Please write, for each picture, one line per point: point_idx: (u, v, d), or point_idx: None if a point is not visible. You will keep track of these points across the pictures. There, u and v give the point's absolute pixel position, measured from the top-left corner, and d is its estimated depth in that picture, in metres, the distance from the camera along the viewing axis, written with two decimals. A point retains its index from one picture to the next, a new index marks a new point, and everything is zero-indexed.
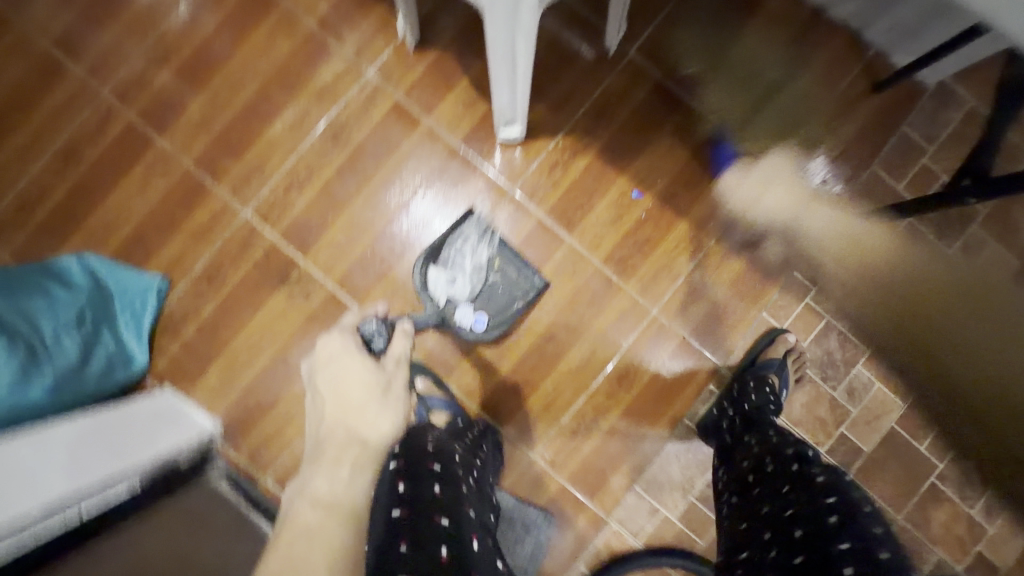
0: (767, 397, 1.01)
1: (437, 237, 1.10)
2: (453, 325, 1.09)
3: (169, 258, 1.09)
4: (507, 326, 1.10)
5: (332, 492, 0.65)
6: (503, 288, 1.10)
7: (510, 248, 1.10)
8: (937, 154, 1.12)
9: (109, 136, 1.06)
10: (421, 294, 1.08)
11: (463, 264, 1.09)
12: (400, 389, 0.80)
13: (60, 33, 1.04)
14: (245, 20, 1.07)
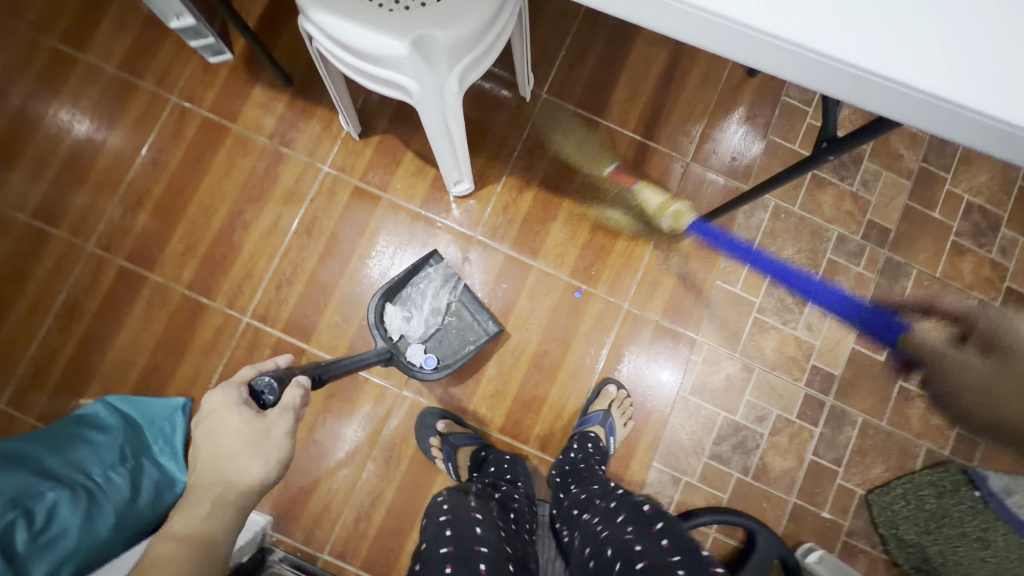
0: (589, 452, 1.02)
1: (398, 275, 1.08)
2: (404, 365, 1.05)
3: (186, 378, 1.08)
4: (456, 365, 1.06)
5: (188, 534, 0.59)
6: (457, 330, 1.10)
7: (471, 294, 1.09)
8: (818, 112, 1.20)
9: (102, 286, 1.09)
10: (375, 328, 1.04)
11: (422, 303, 1.09)
12: (281, 437, 0.68)
13: (39, 207, 1.10)
14: (200, 152, 1.13)
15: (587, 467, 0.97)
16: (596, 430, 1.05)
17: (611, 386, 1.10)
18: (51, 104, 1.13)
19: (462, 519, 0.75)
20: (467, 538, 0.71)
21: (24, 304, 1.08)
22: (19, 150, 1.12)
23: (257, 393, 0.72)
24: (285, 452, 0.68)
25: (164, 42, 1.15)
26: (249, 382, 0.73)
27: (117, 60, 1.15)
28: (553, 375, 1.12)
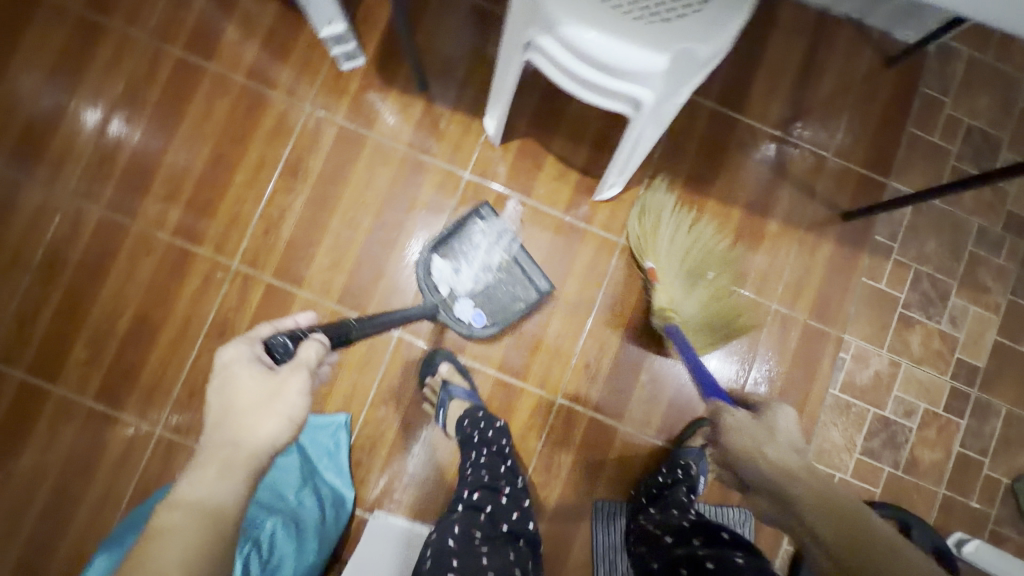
0: (677, 476, 1.00)
1: (447, 229, 1.08)
2: (451, 321, 1.07)
3: (344, 394, 1.07)
4: (506, 324, 1.08)
5: (195, 501, 0.57)
6: (506, 288, 1.09)
7: (525, 252, 1.08)
8: (956, 101, 1.18)
9: (250, 305, 1.08)
10: (425, 281, 1.07)
11: (473, 258, 1.09)
12: (295, 396, 0.64)
13: (179, 224, 1.08)
14: (339, 163, 1.11)
15: (673, 491, 0.97)
16: (689, 461, 1.03)
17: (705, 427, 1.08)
18: (182, 117, 1.10)
19: (500, 555, 0.81)
20: (474, 565, 0.78)
21: (171, 327, 1.06)
22: (153, 167, 1.09)
23: (271, 350, 0.69)
24: (299, 413, 0.65)
25: (293, 48, 1.12)
26: (263, 339, 0.70)
27: (246, 69, 1.11)
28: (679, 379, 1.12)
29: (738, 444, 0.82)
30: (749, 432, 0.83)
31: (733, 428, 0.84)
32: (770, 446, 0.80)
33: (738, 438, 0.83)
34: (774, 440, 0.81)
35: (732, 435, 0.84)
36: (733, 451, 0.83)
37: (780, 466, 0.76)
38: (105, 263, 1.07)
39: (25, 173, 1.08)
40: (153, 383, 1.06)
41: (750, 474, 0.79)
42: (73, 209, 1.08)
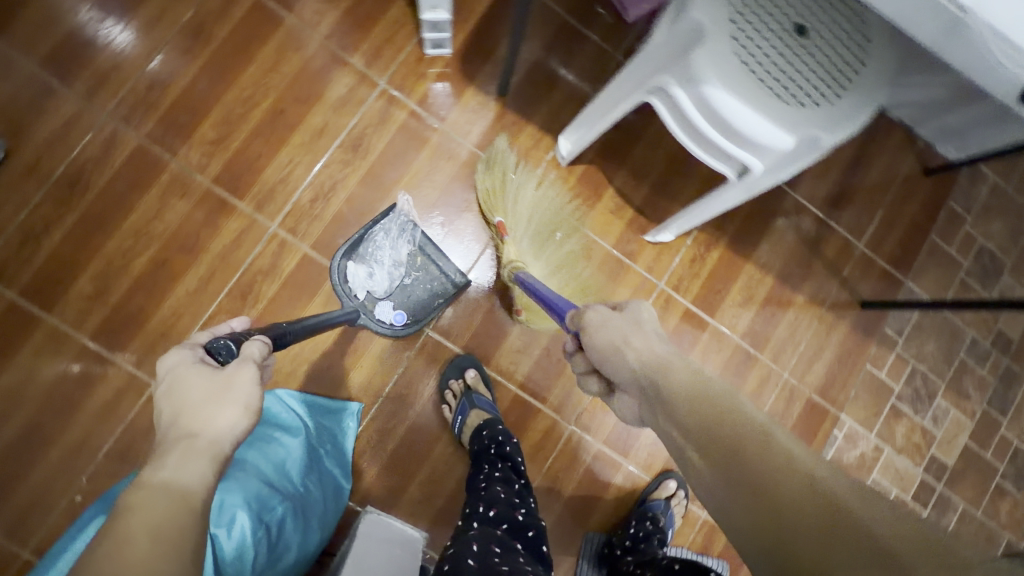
0: (649, 527, 1.02)
1: (355, 232, 1.02)
2: (371, 323, 1.02)
3: (362, 381, 1.05)
4: (428, 322, 1.05)
5: (157, 483, 0.48)
6: (424, 285, 1.05)
7: (435, 246, 1.04)
8: (975, 221, 1.28)
9: (282, 272, 1.03)
10: (339, 289, 1.00)
11: (381, 258, 1.03)
12: (248, 384, 0.58)
13: (224, 173, 1.02)
14: (402, 147, 1.08)
15: (647, 544, 0.98)
16: (659, 515, 1.06)
17: (673, 480, 1.11)
18: (247, 62, 1.04)
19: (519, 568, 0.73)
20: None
21: (193, 279, 1.01)
22: (204, 108, 1.03)
23: (213, 351, 0.62)
24: (258, 400, 0.58)
25: (378, 22, 1.08)
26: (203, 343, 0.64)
27: (325, 30, 1.07)
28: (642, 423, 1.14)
29: (601, 342, 0.66)
30: (614, 326, 0.66)
31: (594, 324, 0.68)
32: (639, 336, 0.64)
33: (599, 335, 0.66)
34: (641, 330, 0.66)
35: (595, 333, 0.67)
36: (598, 354, 0.66)
37: (650, 356, 0.62)
38: (132, 196, 1.00)
39: (62, 82, 1.00)
40: (160, 332, 0.99)
41: (620, 376, 0.63)
42: (108, 131, 1.00)
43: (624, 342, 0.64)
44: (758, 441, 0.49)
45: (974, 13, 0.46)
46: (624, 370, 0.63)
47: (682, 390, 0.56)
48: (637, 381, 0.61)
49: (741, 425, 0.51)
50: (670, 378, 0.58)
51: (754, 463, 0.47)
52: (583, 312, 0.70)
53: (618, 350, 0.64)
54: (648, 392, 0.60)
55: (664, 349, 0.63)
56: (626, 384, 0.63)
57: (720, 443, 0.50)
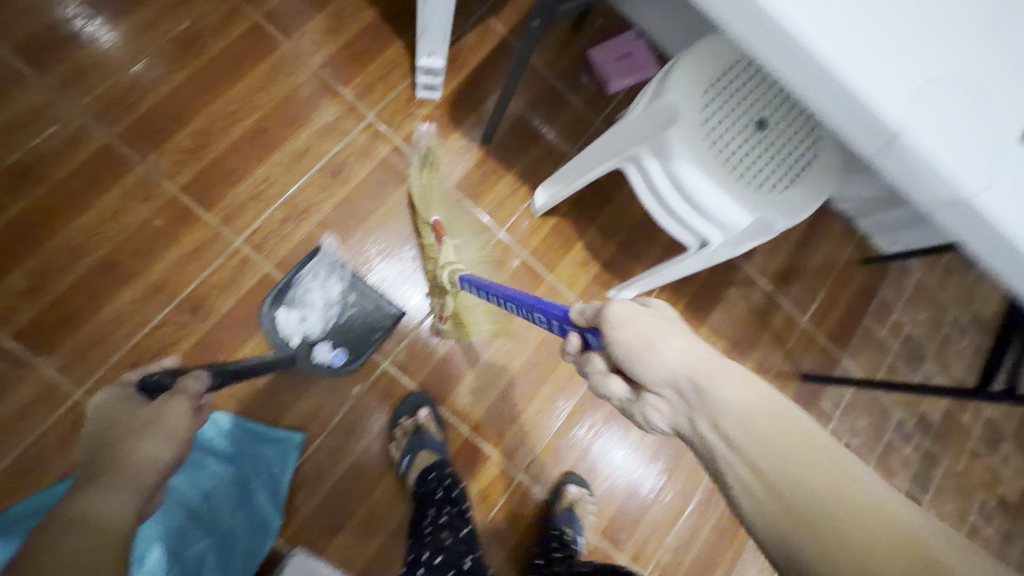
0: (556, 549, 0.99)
1: (281, 280, 1.00)
2: (309, 367, 1.00)
3: (308, 411, 1.01)
4: (367, 356, 1.03)
5: (78, 516, 0.47)
6: (359, 321, 1.04)
7: (366, 283, 1.04)
8: (903, 310, 1.41)
9: (240, 289, 1.00)
10: (272, 337, 0.98)
11: (312, 300, 1.02)
12: (180, 415, 0.58)
13: (194, 183, 1.00)
14: (382, 179, 1.09)
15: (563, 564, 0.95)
16: (566, 530, 1.02)
17: (573, 485, 1.09)
18: (236, 79, 1.05)
19: None
20: None
21: (141, 286, 0.95)
22: (184, 116, 1.02)
23: (147, 388, 0.66)
24: (189, 429, 0.58)
25: (375, 60, 1.12)
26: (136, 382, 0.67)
27: (322, 60, 1.09)
28: (592, 476, 1.13)
29: (633, 339, 0.54)
30: (648, 323, 0.55)
31: (620, 319, 0.55)
32: (677, 334, 0.54)
33: (630, 331, 0.54)
34: (675, 327, 0.55)
35: (625, 328, 0.55)
36: (626, 353, 0.54)
37: (692, 357, 0.52)
38: (89, 194, 0.96)
39: (34, 70, 0.96)
40: (94, 340, 0.92)
41: (659, 379, 0.52)
42: (75, 126, 0.97)
43: (664, 343, 0.53)
44: (834, 485, 0.43)
45: (905, 134, 0.44)
46: (662, 375, 0.52)
47: (747, 412, 0.47)
48: (683, 388, 0.51)
49: (816, 457, 0.44)
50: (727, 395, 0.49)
51: (834, 513, 0.42)
52: (608, 304, 0.57)
53: (654, 348, 0.53)
54: (696, 404, 0.50)
55: (709, 350, 0.53)
56: (663, 390, 0.52)
57: (792, 483, 0.44)
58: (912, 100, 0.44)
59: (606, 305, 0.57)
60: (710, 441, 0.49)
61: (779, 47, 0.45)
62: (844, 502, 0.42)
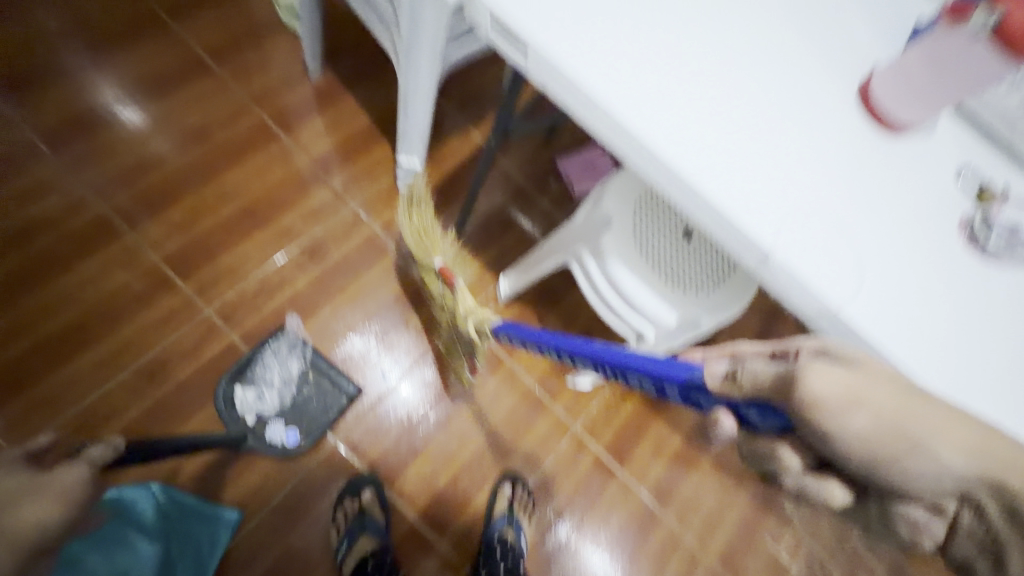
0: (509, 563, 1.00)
1: (241, 358, 1.04)
2: (260, 446, 1.00)
3: (250, 486, 0.99)
4: (320, 436, 1.04)
5: None
6: (315, 400, 1.05)
7: (326, 362, 1.07)
8: None
9: (202, 357, 1.02)
10: (224, 416, 1.00)
11: (270, 378, 1.04)
12: (71, 482, 0.55)
13: (177, 254, 1.07)
14: (356, 260, 1.16)
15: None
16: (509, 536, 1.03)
17: (508, 485, 1.09)
18: (234, 165, 1.16)
19: None
20: None
21: (105, 348, 0.98)
22: (180, 194, 1.11)
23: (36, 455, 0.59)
24: (79, 494, 0.55)
25: (363, 156, 1.25)
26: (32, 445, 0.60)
27: (315, 153, 1.22)
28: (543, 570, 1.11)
29: (867, 428, 0.39)
30: (874, 398, 0.40)
31: (836, 401, 0.39)
32: (916, 413, 0.40)
33: (858, 416, 0.39)
34: (903, 398, 0.40)
35: (849, 412, 0.39)
36: (860, 448, 0.39)
37: (951, 443, 0.39)
38: (75, 259, 1.02)
39: (51, 149, 1.07)
40: (48, 400, 0.94)
41: (918, 480, 0.38)
42: (77, 196, 1.06)
43: (913, 432, 0.38)
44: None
45: (775, 254, 0.53)
46: (917, 473, 0.38)
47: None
48: (954, 490, 0.38)
49: None
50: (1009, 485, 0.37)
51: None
52: (806, 379, 0.39)
53: (903, 438, 0.38)
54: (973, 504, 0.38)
55: (953, 425, 0.40)
56: (926, 493, 0.38)
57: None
58: (778, 228, 0.54)
59: (807, 381, 0.39)
60: (1010, 558, 0.37)
61: (668, 182, 0.56)
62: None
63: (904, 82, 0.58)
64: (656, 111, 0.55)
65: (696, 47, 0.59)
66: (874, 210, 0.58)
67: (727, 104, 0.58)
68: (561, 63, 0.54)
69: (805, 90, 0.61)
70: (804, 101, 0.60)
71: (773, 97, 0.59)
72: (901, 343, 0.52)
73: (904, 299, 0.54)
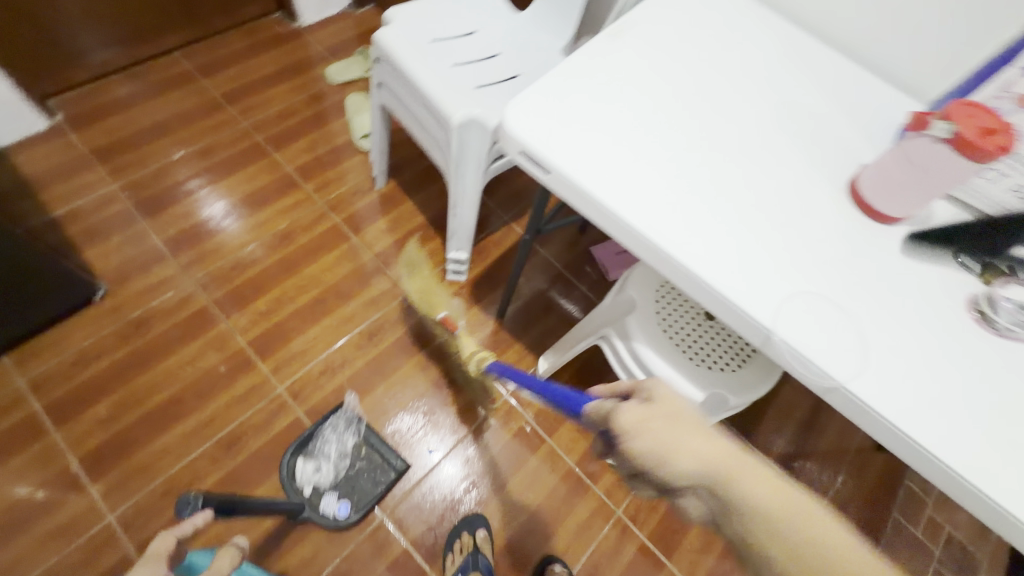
0: None
1: (305, 431, 1.14)
2: (314, 517, 1.06)
3: (302, 557, 1.05)
4: (369, 510, 1.09)
5: None
6: (366, 473, 1.13)
7: (379, 436, 1.16)
8: (938, 505, 1.30)
9: (270, 430, 1.14)
10: (285, 486, 1.08)
11: (328, 451, 1.13)
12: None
13: (259, 338, 1.24)
14: (408, 342, 1.29)
15: None
16: None
17: (556, 566, 1.08)
18: (310, 261, 1.36)
19: None
20: None
21: (192, 421, 1.13)
22: (266, 287, 1.31)
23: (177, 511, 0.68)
24: None
25: (418, 250, 1.42)
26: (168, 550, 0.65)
27: (377, 249, 1.41)
28: None
29: (648, 450, 0.53)
30: (658, 427, 0.53)
31: (630, 429, 0.53)
32: (687, 433, 0.53)
33: (644, 439, 0.53)
34: (684, 421, 0.54)
35: (639, 439, 0.53)
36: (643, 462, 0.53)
37: (708, 455, 0.52)
38: (179, 343, 1.21)
39: (171, 253, 1.32)
40: (142, 466, 1.07)
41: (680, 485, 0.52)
42: (186, 291, 1.27)
43: (676, 453, 0.52)
44: (831, 550, 0.48)
45: (775, 333, 0.59)
46: (681, 478, 0.52)
47: (757, 499, 0.50)
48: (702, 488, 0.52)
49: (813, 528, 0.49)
50: (739, 483, 0.51)
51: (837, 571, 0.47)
52: (617, 415, 0.54)
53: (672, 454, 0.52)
54: (716, 499, 0.52)
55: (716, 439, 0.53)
56: (684, 488, 0.53)
57: (805, 553, 0.48)
58: (777, 309, 0.60)
59: (619, 417, 0.54)
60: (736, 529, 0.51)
61: (672, 271, 0.64)
62: (848, 568, 0.47)
63: (904, 183, 0.64)
64: (658, 213, 0.65)
65: (694, 156, 0.70)
66: (879, 289, 0.63)
67: (724, 204, 0.67)
68: (575, 179, 0.66)
69: (798, 187, 0.69)
70: (798, 197, 0.68)
71: (768, 195, 0.68)
72: (913, 419, 0.55)
73: (912, 375, 0.57)
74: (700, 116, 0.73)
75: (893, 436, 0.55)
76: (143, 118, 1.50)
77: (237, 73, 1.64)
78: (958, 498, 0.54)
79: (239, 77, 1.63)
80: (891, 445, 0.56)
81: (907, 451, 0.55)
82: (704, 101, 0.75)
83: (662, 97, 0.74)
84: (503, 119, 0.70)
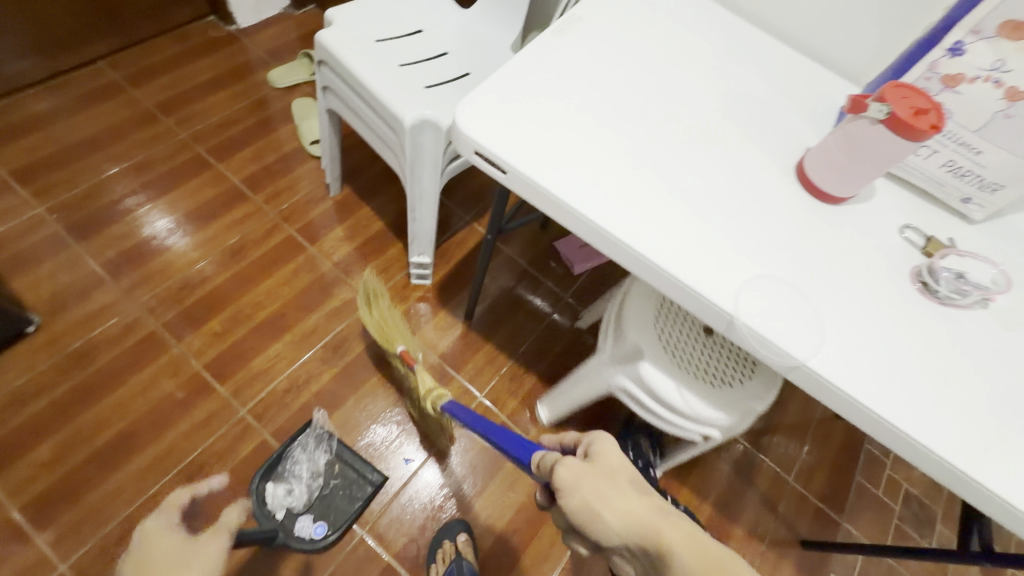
0: None
1: (273, 453, 1.04)
2: (290, 541, 0.96)
3: None
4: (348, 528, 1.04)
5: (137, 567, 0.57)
6: (342, 490, 1.07)
7: (352, 450, 1.11)
8: (895, 464, 1.37)
9: (236, 455, 1.09)
10: (258, 511, 0.95)
11: (300, 471, 1.05)
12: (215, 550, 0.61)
13: (216, 360, 1.18)
14: (375, 351, 1.25)
15: None
16: None
17: None
18: (266, 275, 1.31)
19: None
20: None
21: (148, 455, 1.06)
22: (221, 305, 1.25)
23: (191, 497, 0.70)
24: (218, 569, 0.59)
25: (379, 256, 1.39)
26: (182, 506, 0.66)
27: (336, 259, 1.36)
28: None
29: (577, 507, 0.54)
30: (591, 483, 0.55)
31: (564, 484, 0.55)
32: (615, 492, 0.54)
33: (576, 497, 0.54)
34: (616, 480, 0.56)
35: (569, 495, 0.54)
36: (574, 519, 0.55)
37: (634, 515, 0.53)
38: (128, 372, 1.13)
39: (112, 277, 1.23)
40: (95, 508, 1.00)
41: (607, 543, 0.53)
42: (131, 316, 1.19)
43: (603, 509, 0.53)
44: None
45: (738, 318, 0.60)
46: (610, 537, 0.53)
47: (681, 563, 0.49)
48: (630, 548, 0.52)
49: None
50: (668, 550, 0.50)
51: None
52: (554, 471, 0.56)
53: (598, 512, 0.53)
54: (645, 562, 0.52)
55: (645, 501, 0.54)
56: (614, 548, 0.54)
57: None
58: (738, 294, 0.61)
59: (556, 471, 0.56)
60: None
61: (635, 264, 0.65)
62: None
63: (842, 162, 0.66)
64: (618, 206, 0.65)
65: (649, 148, 0.70)
66: (832, 267, 0.65)
67: (682, 194, 0.67)
68: (532, 176, 0.66)
69: (750, 172, 0.71)
70: (750, 182, 0.70)
71: (722, 182, 0.69)
72: (872, 390, 0.57)
73: (866, 349, 0.60)
74: (652, 107, 0.74)
75: (854, 409, 0.57)
76: (69, 134, 1.39)
77: (171, 82, 1.54)
78: (916, 461, 0.57)
79: (174, 86, 1.54)
80: (857, 420, 0.58)
81: (871, 425, 0.57)
82: (654, 92, 0.75)
83: (613, 91, 0.74)
84: (456, 118, 0.68)
